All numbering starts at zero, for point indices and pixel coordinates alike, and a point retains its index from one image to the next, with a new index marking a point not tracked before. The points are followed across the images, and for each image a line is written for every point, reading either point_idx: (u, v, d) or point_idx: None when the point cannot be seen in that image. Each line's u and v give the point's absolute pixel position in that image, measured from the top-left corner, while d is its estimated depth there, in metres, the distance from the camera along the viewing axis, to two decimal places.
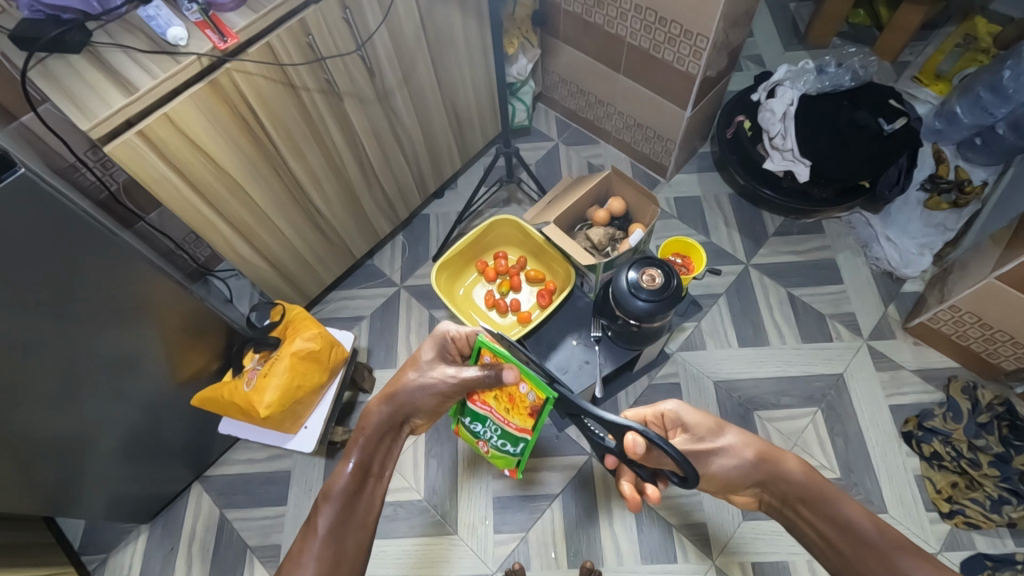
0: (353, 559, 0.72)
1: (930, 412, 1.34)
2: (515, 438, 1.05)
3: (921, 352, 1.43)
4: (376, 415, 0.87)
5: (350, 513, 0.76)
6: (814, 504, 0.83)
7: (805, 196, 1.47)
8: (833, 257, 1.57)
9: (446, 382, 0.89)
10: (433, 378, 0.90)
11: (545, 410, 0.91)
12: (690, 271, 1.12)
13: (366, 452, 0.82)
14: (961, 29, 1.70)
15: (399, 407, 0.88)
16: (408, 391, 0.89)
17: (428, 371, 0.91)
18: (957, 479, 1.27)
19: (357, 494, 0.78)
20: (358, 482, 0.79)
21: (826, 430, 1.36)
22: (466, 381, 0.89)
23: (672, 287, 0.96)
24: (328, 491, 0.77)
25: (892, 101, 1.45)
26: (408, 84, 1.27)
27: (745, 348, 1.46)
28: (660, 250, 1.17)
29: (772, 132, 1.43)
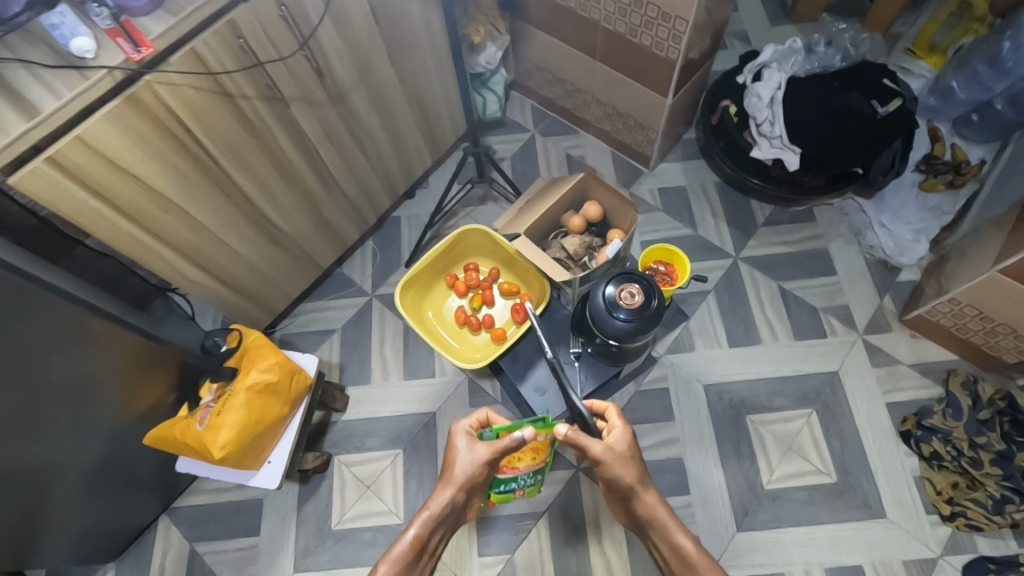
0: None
1: (929, 409, 1.28)
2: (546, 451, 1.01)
3: (919, 344, 1.37)
4: (440, 500, 0.88)
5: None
6: (662, 530, 0.88)
7: (794, 185, 1.39)
8: (825, 246, 1.49)
9: (489, 451, 0.90)
10: (480, 455, 0.91)
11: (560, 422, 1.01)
12: (674, 281, 1.04)
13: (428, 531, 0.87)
14: None
15: (456, 491, 0.89)
16: (463, 473, 0.90)
17: (473, 450, 0.91)
18: (958, 479, 1.22)
19: (411, 565, 0.86)
20: (413, 559, 0.86)
21: (821, 431, 1.30)
22: (494, 447, 0.91)
23: (653, 309, 0.89)
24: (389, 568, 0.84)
25: (886, 81, 1.35)
26: (365, 84, 1.16)
27: (736, 348, 1.38)
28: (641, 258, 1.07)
29: (758, 119, 1.35)
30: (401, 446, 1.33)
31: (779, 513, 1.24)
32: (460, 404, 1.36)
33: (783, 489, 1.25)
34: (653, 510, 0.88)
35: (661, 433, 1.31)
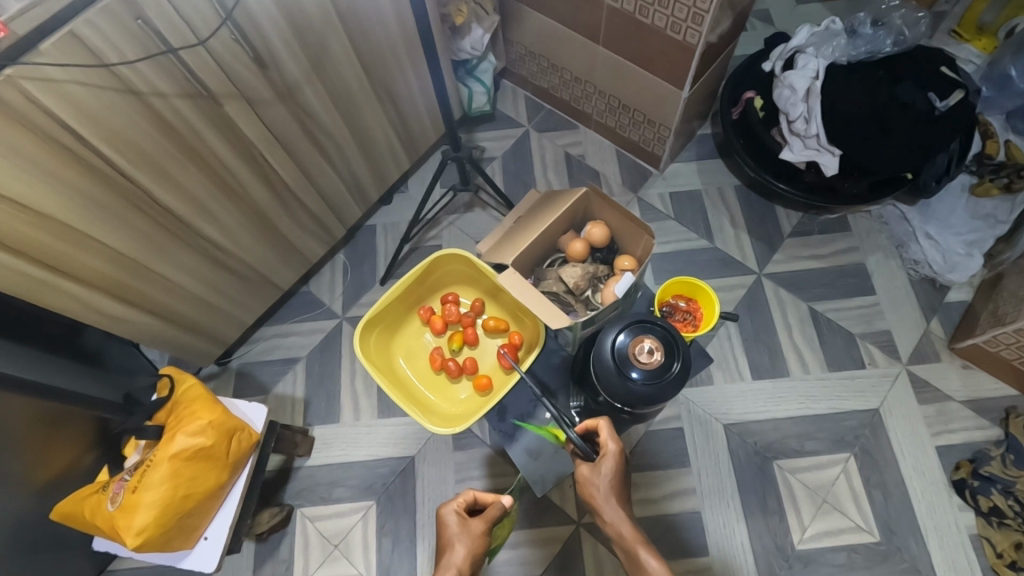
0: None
1: (986, 455, 1.10)
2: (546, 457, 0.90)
3: (972, 376, 1.19)
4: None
5: None
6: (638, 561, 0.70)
7: (832, 192, 1.20)
8: (862, 261, 1.30)
9: (485, 524, 0.80)
10: (477, 530, 0.80)
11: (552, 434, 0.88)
12: (698, 324, 0.87)
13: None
14: None
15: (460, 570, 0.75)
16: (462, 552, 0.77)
17: (466, 527, 0.80)
18: (1022, 539, 1.03)
19: None
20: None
21: (861, 480, 1.12)
22: (487, 520, 0.81)
23: (672, 372, 0.70)
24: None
25: (944, 69, 1.14)
26: (320, 74, 0.96)
27: (760, 381, 1.20)
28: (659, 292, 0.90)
29: (791, 115, 1.15)
30: (374, 497, 1.15)
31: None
32: (442, 447, 1.18)
33: (816, 549, 1.08)
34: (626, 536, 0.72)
35: (674, 483, 1.13)
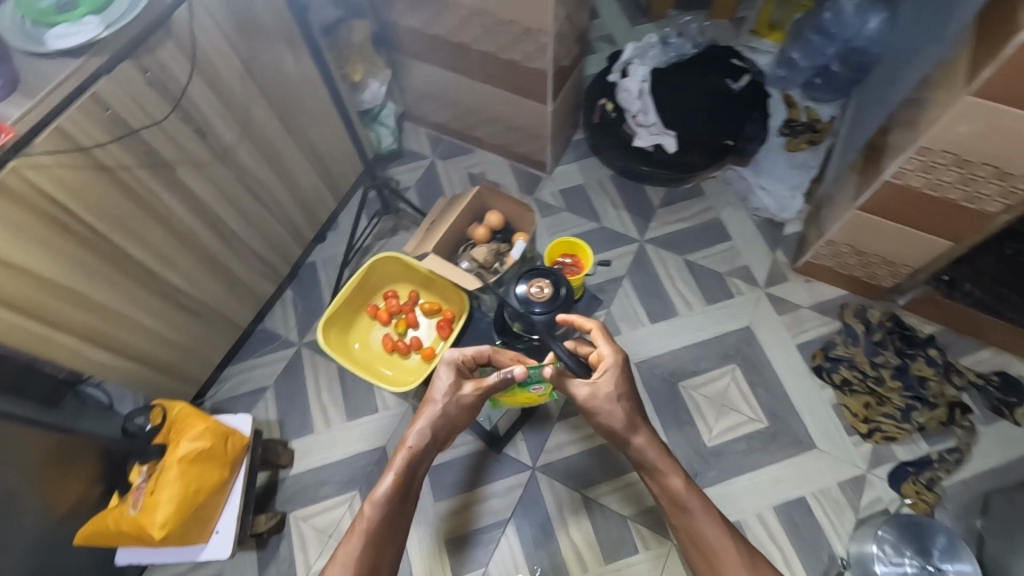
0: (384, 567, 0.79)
1: (833, 343, 1.41)
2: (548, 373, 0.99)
3: (814, 287, 1.51)
4: (416, 434, 0.86)
5: (394, 522, 0.80)
6: (655, 473, 0.85)
7: (683, 166, 1.46)
8: (718, 216, 1.62)
9: (475, 392, 0.90)
10: (467, 400, 0.89)
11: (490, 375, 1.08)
12: (581, 269, 1.10)
13: (411, 467, 0.84)
14: None
15: (439, 428, 0.87)
16: (447, 414, 0.88)
17: (458, 393, 0.89)
18: (868, 398, 1.34)
19: (398, 506, 0.81)
20: (400, 499, 0.82)
21: (746, 383, 1.40)
22: (478, 393, 0.90)
23: (562, 296, 0.96)
24: (374, 512, 0.80)
25: (733, 61, 1.51)
26: (250, 136, 1.17)
27: (657, 323, 1.47)
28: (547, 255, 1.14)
29: (632, 111, 1.47)
30: (356, 487, 1.31)
31: (726, 468, 1.32)
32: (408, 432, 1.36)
33: (723, 443, 1.34)
34: (644, 456, 0.86)
35: None
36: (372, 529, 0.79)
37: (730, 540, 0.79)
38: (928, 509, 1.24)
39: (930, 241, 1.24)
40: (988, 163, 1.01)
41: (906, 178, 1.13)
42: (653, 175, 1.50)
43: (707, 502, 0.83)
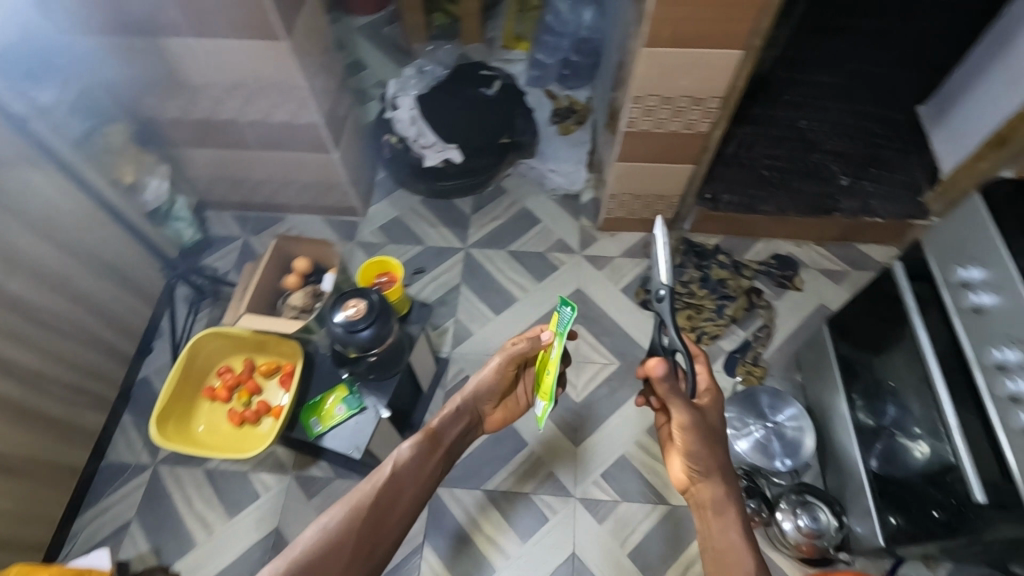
0: (404, 506, 0.89)
1: (649, 278, 1.62)
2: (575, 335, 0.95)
3: (620, 237, 1.72)
4: (453, 404, 1.05)
5: (418, 464, 0.94)
6: (725, 519, 0.88)
7: (476, 172, 1.64)
8: (524, 206, 1.80)
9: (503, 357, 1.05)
10: (494, 363, 1.06)
11: (346, 408, 1.09)
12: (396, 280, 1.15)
13: (444, 425, 1.01)
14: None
15: (471, 397, 1.06)
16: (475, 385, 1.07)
17: (488, 362, 1.07)
18: (688, 312, 1.57)
19: (424, 455, 0.96)
20: (427, 454, 0.96)
21: (591, 336, 1.55)
22: (506, 356, 1.04)
23: (376, 305, 1.01)
24: (404, 460, 0.93)
25: (483, 72, 1.69)
26: (18, 265, 1.10)
27: (501, 313, 1.59)
28: (363, 279, 1.18)
29: (412, 136, 1.60)
30: None
31: (598, 413, 1.44)
32: (298, 503, 1.33)
33: (589, 394, 1.47)
34: (723, 497, 0.90)
35: None
36: (396, 471, 0.91)
37: (759, 573, 0.82)
38: (762, 374, 1.48)
39: (678, 169, 1.48)
40: (683, 95, 1.26)
41: (637, 124, 1.34)
42: (457, 188, 1.66)
43: (761, 561, 0.84)
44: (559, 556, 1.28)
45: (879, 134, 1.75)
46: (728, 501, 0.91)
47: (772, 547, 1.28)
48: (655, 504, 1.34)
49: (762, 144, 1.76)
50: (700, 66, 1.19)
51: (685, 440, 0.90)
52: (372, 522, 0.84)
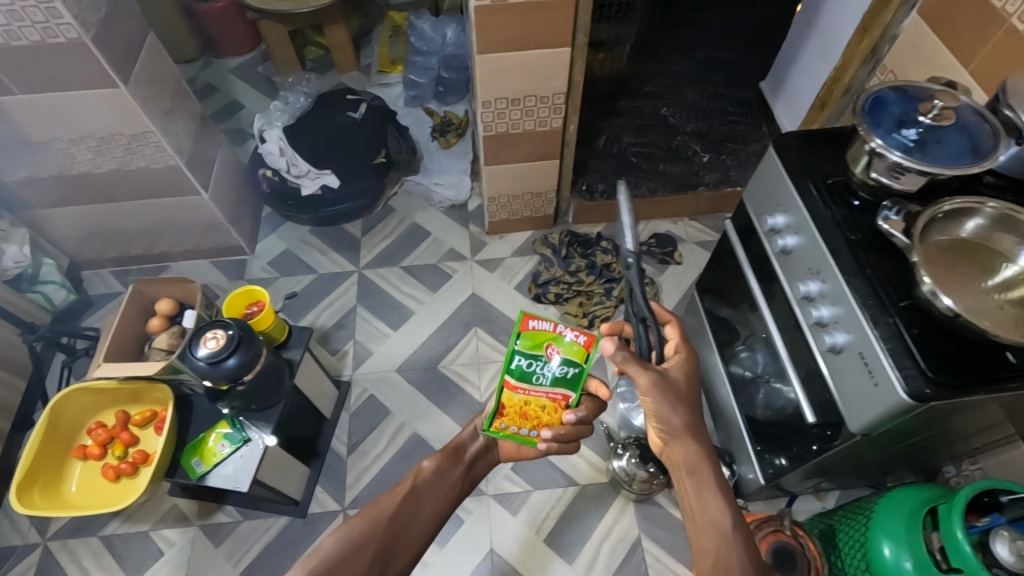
0: (427, 517, 0.85)
1: (538, 273, 1.68)
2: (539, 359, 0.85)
3: (509, 239, 1.78)
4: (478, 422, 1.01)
5: (439, 481, 0.90)
6: (699, 480, 0.76)
7: (356, 194, 1.65)
8: (414, 221, 1.83)
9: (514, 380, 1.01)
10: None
11: (229, 444, 1.09)
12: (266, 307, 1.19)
13: (463, 441, 0.97)
14: (389, 27, 2.26)
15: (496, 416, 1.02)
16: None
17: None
18: (579, 299, 1.64)
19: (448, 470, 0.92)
20: (449, 467, 0.92)
21: (489, 337, 1.59)
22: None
23: (237, 334, 1.01)
24: (424, 474, 0.90)
25: (348, 96, 1.75)
26: None
27: (400, 328, 1.61)
28: (231, 312, 1.20)
29: (283, 167, 1.62)
30: None
31: None
32: (206, 552, 1.29)
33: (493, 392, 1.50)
34: (697, 455, 0.77)
35: (389, 428, 1.46)
36: (416, 485, 0.87)
37: (736, 530, 0.70)
38: None
39: (545, 165, 1.56)
40: (528, 95, 1.34)
41: (494, 128, 1.41)
42: (346, 212, 1.69)
43: (741, 519, 0.72)
44: (478, 555, 1.30)
45: (733, 112, 1.90)
46: (705, 459, 0.77)
47: (676, 507, 1.34)
48: (564, 486, 1.38)
49: (629, 134, 1.87)
50: (536, 65, 1.27)
51: (647, 402, 0.80)
52: (391, 534, 0.81)
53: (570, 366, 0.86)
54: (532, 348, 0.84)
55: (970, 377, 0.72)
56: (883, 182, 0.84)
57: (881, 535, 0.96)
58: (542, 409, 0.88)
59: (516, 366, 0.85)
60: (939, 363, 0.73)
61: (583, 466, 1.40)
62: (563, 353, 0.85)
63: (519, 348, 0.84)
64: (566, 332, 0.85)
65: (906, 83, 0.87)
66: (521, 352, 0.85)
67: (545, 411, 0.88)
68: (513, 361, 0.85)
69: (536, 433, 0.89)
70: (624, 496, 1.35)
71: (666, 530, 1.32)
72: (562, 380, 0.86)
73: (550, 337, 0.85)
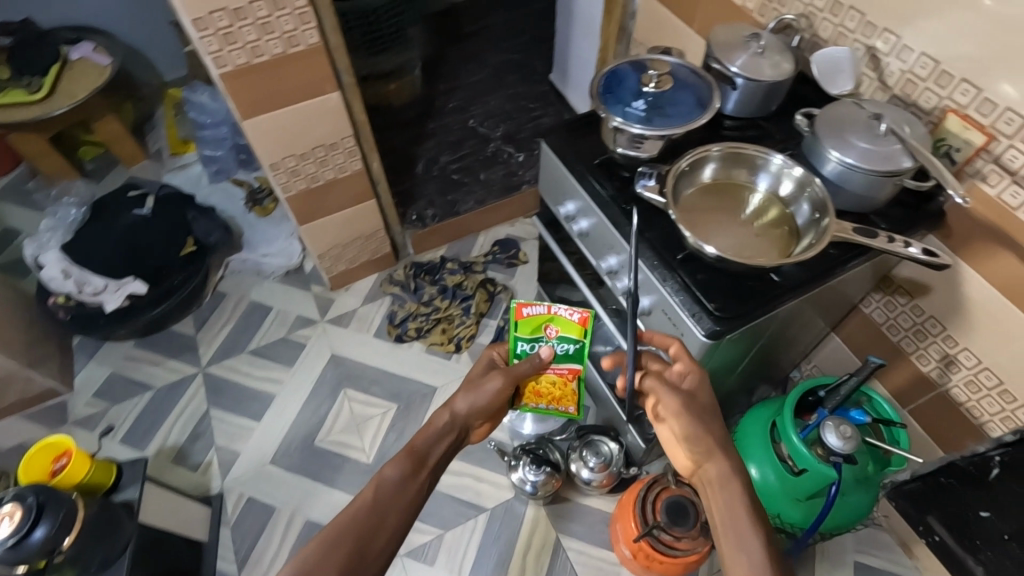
0: (388, 535, 0.72)
1: (394, 313, 1.64)
2: (540, 340, 1.00)
3: (356, 288, 1.72)
4: (440, 419, 0.87)
5: (399, 489, 0.75)
6: (732, 498, 0.65)
7: (172, 290, 1.53)
8: (250, 299, 1.71)
9: (499, 380, 0.93)
10: (489, 387, 0.92)
11: None
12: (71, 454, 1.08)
13: (428, 443, 0.83)
14: (169, 104, 2.10)
15: (464, 413, 0.89)
16: (471, 398, 0.91)
17: (482, 383, 0.93)
18: (441, 326, 1.62)
19: (409, 477, 0.77)
20: (411, 475, 0.78)
21: (361, 394, 1.53)
22: (505, 378, 0.93)
23: (29, 501, 0.92)
24: (383, 485, 0.76)
25: (131, 194, 1.58)
26: None
27: (263, 417, 1.49)
28: (28, 475, 1.07)
29: (73, 289, 1.44)
30: None
31: None
32: None
33: (379, 449, 1.44)
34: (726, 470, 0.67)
35: (278, 526, 1.34)
36: (375, 502, 0.74)
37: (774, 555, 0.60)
38: None
39: (364, 207, 1.52)
40: (313, 146, 1.30)
41: (292, 187, 1.35)
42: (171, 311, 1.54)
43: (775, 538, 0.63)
44: None
45: (534, 107, 1.98)
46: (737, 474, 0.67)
47: (584, 495, 1.36)
48: (474, 517, 1.35)
49: (445, 153, 1.88)
50: (310, 119, 1.24)
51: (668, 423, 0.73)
52: (350, 563, 0.68)
53: (570, 342, 1.00)
54: (531, 332, 0.99)
55: (747, 304, 0.79)
56: (630, 154, 0.88)
57: (744, 458, 1.03)
58: (554, 385, 1.03)
59: (521, 350, 1.01)
60: (721, 299, 0.80)
61: (488, 490, 1.38)
62: (562, 330, 0.99)
63: (520, 335, 0.99)
64: (561, 313, 0.98)
65: (624, 59, 0.94)
66: (522, 338, 0.99)
67: (557, 386, 1.03)
68: (518, 346, 1.00)
69: (556, 405, 1.04)
70: (534, 504, 1.35)
71: (581, 522, 1.33)
72: (566, 357, 1.01)
73: (546, 318, 0.99)
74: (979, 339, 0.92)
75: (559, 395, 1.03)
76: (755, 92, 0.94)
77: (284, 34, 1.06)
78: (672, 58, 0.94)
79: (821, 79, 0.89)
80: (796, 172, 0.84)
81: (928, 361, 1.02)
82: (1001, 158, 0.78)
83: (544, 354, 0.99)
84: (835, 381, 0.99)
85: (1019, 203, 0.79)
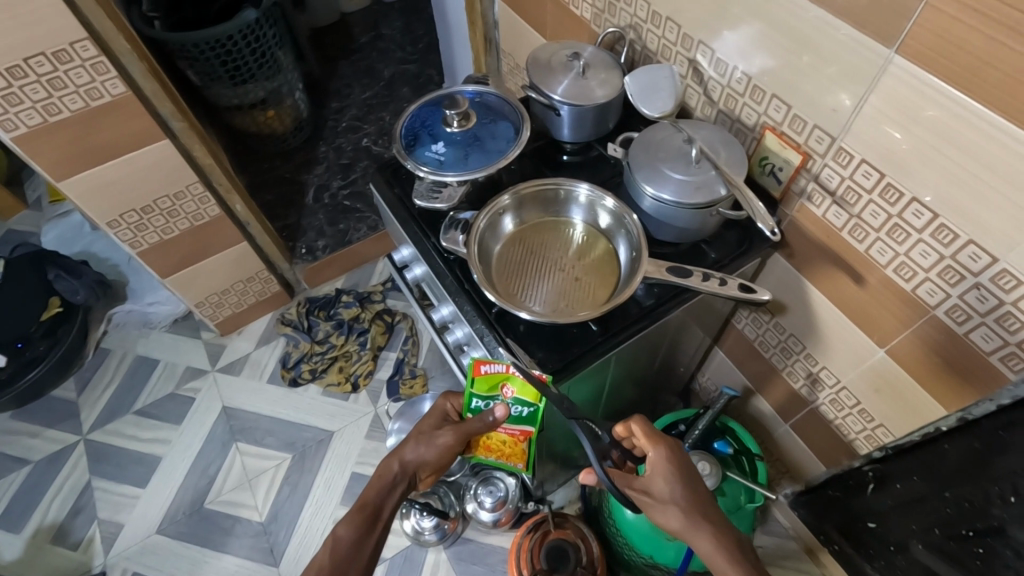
0: None
1: (287, 356, 1.56)
2: (495, 400, 0.79)
3: (248, 331, 1.64)
4: (386, 470, 0.77)
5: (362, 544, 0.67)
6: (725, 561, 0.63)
7: (49, 355, 1.48)
8: (135, 354, 1.61)
9: (453, 435, 0.79)
10: (443, 440, 0.79)
11: None
12: None
13: (381, 495, 0.74)
14: None
15: (413, 466, 0.79)
16: (420, 452, 0.79)
17: (433, 433, 0.80)
18: (337, 364, 1.53)
19: (367, 536, 0.68)
20: (367, 530, 0.69)
21: (253, 447, 1.45)
22: (456, 433, 0.79)
23: None
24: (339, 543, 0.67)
25: None
26: None
27: (150, 482, 1.41)
28: None
29: None
30: None
31: (288, 519, 1.35)
32: None
33: (272, 505, 1.37)
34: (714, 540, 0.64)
35: None
36: (334, 568, 0.63)
37: None
38: (422, 384, 1.50)
39: (236, 251, 1.43)
40: (156, 198, 1.20)
41: (142, 241, 1.26)
42: (47, 374, 1.48)
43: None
44: None
45: None
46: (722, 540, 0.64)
47: (484, 533, 1.32)
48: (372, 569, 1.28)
49: (334, 178, 1.80)
50: (141, 170, 1.14)
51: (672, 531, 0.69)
52: None
53: (524, 405, 0.78)
54: (487, 389, 0.78)
55: (566, 356, 0.73)
56: (429, 204, 0.82)
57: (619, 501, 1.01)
58: (504, 442, 0.84)
59: (476, 406, 0.81)
60: (540, 352, 0.74)
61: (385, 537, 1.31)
62: (518, 393, 0.77)
63: (475, 392, 0.79)
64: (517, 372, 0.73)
65: (413, 105, 0.89)
66: (478, 395, 0.79)
67: (507, 444, 0.84)
68: (472, 401, 0.81)
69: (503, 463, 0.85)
70: (435, 548, 1.29)
71: (481, 562, 1.28)
72: (518, 419, 0.79)
73: (504, 377, 0.76)
74: (836, 359, 0.87)
75: (509, 454, 0.83)
76: (584, 116, 0.87)
77: (79, 87, 0.96)
78: (468, 90, 0.92)
79: (638, 97, 0.80)
80: (609, 203, 0.80)
81: (798, 378, 0.98)
82: (819, 176, 0.73)
83: (493, 417, 0.79)
84: (696, 414, 1.02)
85: (843, 223, 0.73)
